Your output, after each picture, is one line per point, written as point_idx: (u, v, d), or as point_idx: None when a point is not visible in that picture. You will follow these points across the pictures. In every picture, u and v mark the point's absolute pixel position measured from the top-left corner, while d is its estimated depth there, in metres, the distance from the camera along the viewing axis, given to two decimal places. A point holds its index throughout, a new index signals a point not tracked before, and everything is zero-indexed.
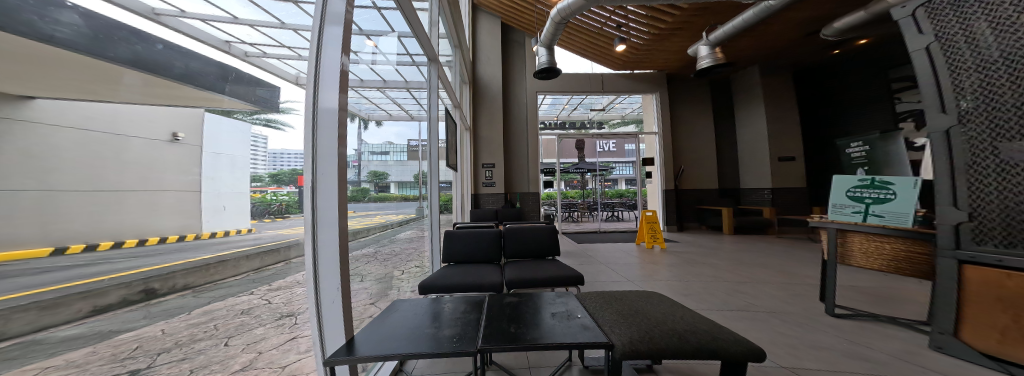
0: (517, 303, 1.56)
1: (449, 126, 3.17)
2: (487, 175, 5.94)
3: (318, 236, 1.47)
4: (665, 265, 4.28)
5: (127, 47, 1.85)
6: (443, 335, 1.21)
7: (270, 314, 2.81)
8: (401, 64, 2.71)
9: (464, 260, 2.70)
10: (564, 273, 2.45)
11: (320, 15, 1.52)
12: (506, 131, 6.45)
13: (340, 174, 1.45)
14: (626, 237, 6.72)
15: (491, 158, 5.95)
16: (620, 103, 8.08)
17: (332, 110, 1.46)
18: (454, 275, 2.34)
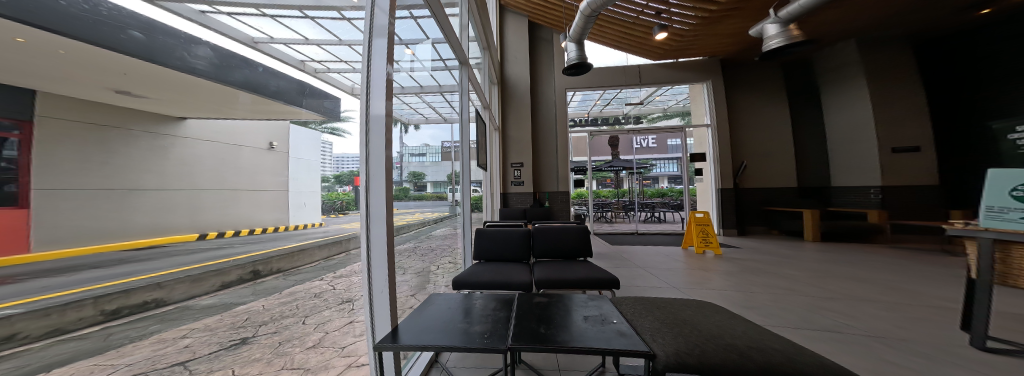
0: (545, 303, 1.55)
1: (478, 127, 3.27)
2: (516, 174, 5.94)
3: (371, 231, 1.62)
4: (719, 272, 3.87)
5: (241, 73, 3.30)
6: (474, 331, 1.25)
7: (334, 298, 3.19)
8: (435, 70, 2.79)
9: (495, 258, 2.75)
10: (597, 276, 2.35)
11: (369, 29, 1.67)
12: (536, 130, 6.38)
13: (387, 175, 1.60)
14: (671, 240, 6.23)
15: (521, 157, 5.95)
16: (660, 95, 7.50)
17: (380, 116, 1.60)
18: (483, 273, 2.41)
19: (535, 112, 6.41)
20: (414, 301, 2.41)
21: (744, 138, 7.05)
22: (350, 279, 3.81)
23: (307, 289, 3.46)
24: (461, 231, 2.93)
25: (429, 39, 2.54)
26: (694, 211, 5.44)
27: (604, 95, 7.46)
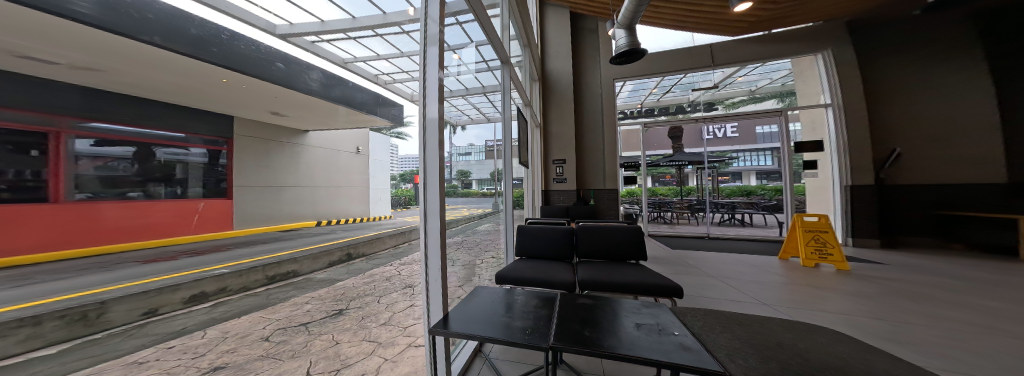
0: (591, 304, 1.47)
1: (520, 124, 3.31)
2: (559, 171, 5.77)
3: (427, 224, 1.78)
4: (827, 289, 3.15)
5: (340, 89, 5.94)
6: (516, 326, 1.26)
7: (399, 283, 3.58)
8: (479, 72, 2.85)
9: (539, 255, 2.75)
10: (652, 281, 2.15)
11: (423, 39, 1.82)
12: (582, 125, 6.07)
13: (441, 173, 1.73)
14: (758, 248, 5.21)
15: (562, 154, 5.76)
16: (745, 76, 6.38)
17: (434, 119, 1.75)
18: (526, 269, 2.41)
19: (581, 106, 6.11)
20: (463, 291, 2.56)
21: (892, 119, 5.13)
22: (413, 267, 4.23)
23: (379, 273, 3.97)
24: (504, 227, 3.00)
25: (473, 42, 2.59)
26: (801, 214, 4.46)
27: (662, 82, 6.76)
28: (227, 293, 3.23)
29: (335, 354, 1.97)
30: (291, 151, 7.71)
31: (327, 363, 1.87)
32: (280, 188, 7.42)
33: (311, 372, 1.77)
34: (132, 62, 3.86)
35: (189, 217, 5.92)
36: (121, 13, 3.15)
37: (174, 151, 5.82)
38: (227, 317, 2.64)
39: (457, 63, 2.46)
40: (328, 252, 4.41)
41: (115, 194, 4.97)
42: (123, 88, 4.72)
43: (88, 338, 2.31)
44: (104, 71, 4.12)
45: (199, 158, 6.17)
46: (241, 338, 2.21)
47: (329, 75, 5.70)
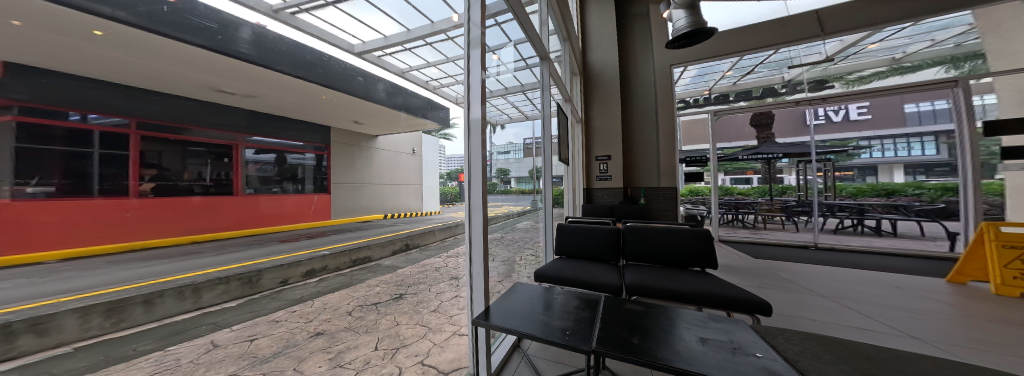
0: (639, 310, 1.36)
1: (560, 120, 3.24)
2: (602, 168, 5.51)
3: (471, 220, 1.84)
4: (970, 312, 2.43)
5: (403, 97, 6.58)
6: (556, 327, 1.24)
7: (446, 274, 3.79)
8: (518, 70, 2.81)
9: (579, 255, 2.65)
10: (713, 291, 1.87)
11: (466, 43, 1.89)
12: (629, 119, 5.69)
13: (484, 171, 1.79)
14: (868, 260, 4.18)
15: (605, 150, 5.50)
16: (878, 42, 4.85)
17: (477, 120, 1.82)
18: (566, 269, 2.31)
19: (628, 99, 5.71)
20: (504, 286, 2.61)
21: None
22: (460, 259, 4.46)
23: (430, 263, 4.27)
24: (543, 227, 3.00)
25: (513, 41, 2.57)
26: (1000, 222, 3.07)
27: (740, 63, 5.66)
28: (330, 271, 3.86)
29: (395, 334, 2.19)
30: (362, 153, 8.54)
31: (388, 342, 2.08)
32: (353, 187, 8.21)
33: (375, 348, 1.99)
34: (273, 88, 5.05)
35: (307, 208, 7.20)
36: (268, 49, 4.21)
37: (297, 156, 7.09)
38: (328, 290, 3.17)
39: (498, 64, 2.42)
40: (393, 241, 4.91)
41: (267, 190, 6.52)
42: (272, 111, 6.38)
43: (249, 297, 3.01)
44: (260, 98, 5.57)
45: (311, 161, 7.37)
46: (332, 311, 2.61)
47: (392, 85, 6.32)
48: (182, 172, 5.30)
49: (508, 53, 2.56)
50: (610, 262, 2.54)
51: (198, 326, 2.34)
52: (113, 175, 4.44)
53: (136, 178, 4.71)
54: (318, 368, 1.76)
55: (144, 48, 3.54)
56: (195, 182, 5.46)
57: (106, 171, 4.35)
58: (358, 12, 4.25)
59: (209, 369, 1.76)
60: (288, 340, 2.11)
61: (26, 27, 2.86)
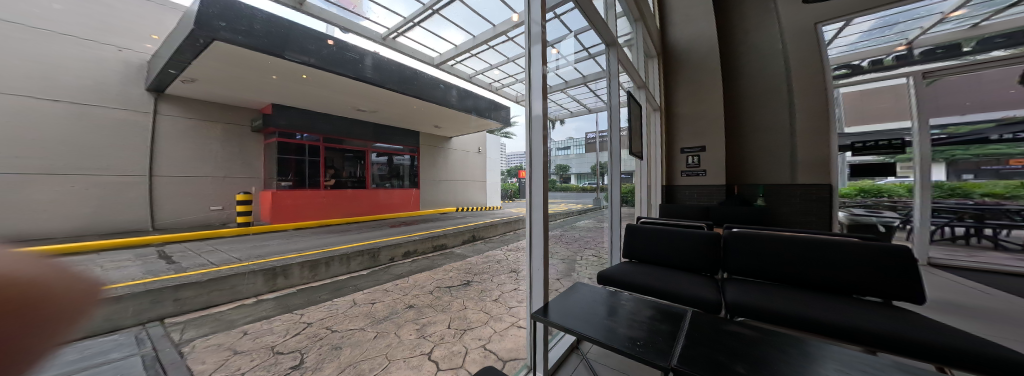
0: (749, 336, 1.11)
1: (631, 110, 2.81)
2: (690, 161, 4.23)
3: (532, 217, 1.82)
4: None
5: (477, 101, 6.73)
6: (629, 337, 1.12)
7: (506, 266, 3.87)
8: (578, 62, 2.58)
9: (660, 262, 2.14)
10: (872, 328, 1.35)
11: (528, 41, 1.86)
12: (733, 100, 4.32)
13: (545, 166, 1.78)
14: None
15: (694, 141, 4.21)
16: None
17: (539, 116, 1.79)
18: (638, 275, 1.92)
19: (734, 75, 4.31)
20: (564, 285, 2.53)
21: None
22: (520, 254, 4.50)
23: (493, 255, 4.45)
24: (608, 227, 2.57)
25: (572, 31, 2.32)
26: None
27: None
28: (421, 253, 4.36)
29: (463, 316, 2.35)
30: (440, 154, 9.11)
31: (458, 323, 2.25)
32: (432, 183, 8.82)
33: (448, 327, 2.18)
34: (383, 102, 5.88)
35: (410, 201, 8.09)
36: (386, 71, 4.99)
37: (400, 158, 7.98)
38: (418, 270, 3.61)
39: (556, 58, 2.23)
40: (463, 231, 5.25)
41: (385, 185, 7.57)
42: (392, 122, 7.44)
43: (376, 268, 3.68)
44: (380, 112, 6.58)
45: (408, 161, 8.18)
46: (418, 289, 2.95)
47: (463, 90, 6.38)
48: (342, 171, 6.77)
49: (567, 45, 2.35)
50: (705, 274, 1.99)
51: (348, 286, 3.05)
52: (313, 174, 6.29)
53: (324, 176, 6.45)
54: (409, 336, 2.04)
55: (331, 84, 4.87)
56: (349, 179, 6.86)
57: (311, 171, 6.28)
58: (437, 29, 4.88)
59: (348, 320, 2.27)
60: (392, 307, 2.51)
61: (280, 80, 4.62)
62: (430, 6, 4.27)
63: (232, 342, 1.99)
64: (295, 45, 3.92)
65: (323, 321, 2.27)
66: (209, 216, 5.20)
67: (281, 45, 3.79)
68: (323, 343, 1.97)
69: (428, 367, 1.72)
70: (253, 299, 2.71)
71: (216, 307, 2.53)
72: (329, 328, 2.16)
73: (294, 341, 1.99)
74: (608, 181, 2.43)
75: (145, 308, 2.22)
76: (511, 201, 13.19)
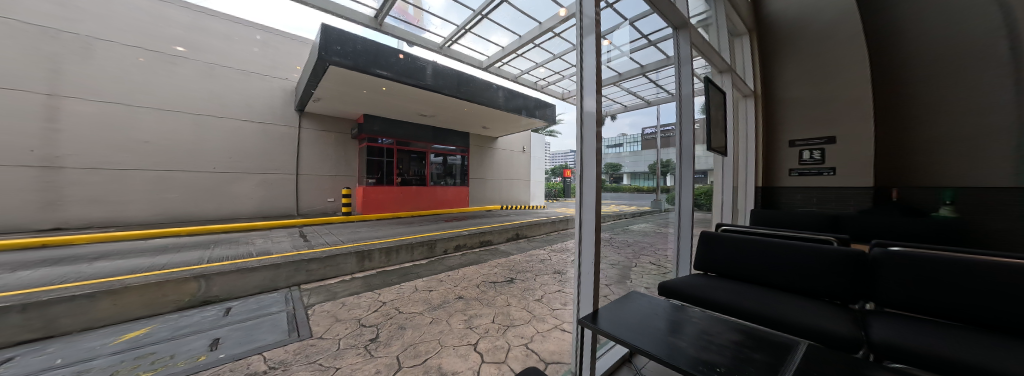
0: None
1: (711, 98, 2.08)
2: (809, 157, 3.13)
3: (582, 217, 1.72)
4: None
5: (524, 100, 6.72)
6: (701, 360, 0.80)
7: (549, 267, 3.76)
8: (635, 51, 2.22)
9: (762, 278, 1.48)
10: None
11: (578, 33, 1.75)
12: (881, 68, 2.78)
13: (597, 166, 1.64)
14: None
15: (816, 131, 3.08)
16: None
17: (592, 113, 1.67)
18: (714, 289, 1.39)
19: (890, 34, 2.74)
20: (615, 292, 2.29)
21: None
22: (564, 255, 4.36)
23: (536, 255, 4.39)
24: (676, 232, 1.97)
25: (628, 19, 2.01)
26: None
27: None
28: (469, 248, 4.52)
29: (506, 313, 2.36)
30: (486, 153, 9.34)
31: (501, 318, 2.26)
32: (478, 181, 9.12)
33: (492, 321, 2.21)
34: (436, 106, 6.23)
35: (462, 199, 8.41)
36: (444, 77, 5.30)
37: (454, 159, 8.38)
38: (467, 263, 3.75)
39: (608, 50, 1.86)
40: (508, 229, 5.32)
41: (441, 183, 8.02)
42: (447, 125, 7.82)
43: (433, 258, 3.95)
44: (436, 116, 6.98)
45: (459, 161, 8.51)
46: (467, 282, 3.07)
47: (510, 90, 6.36)
48: (409, 170, 7.39)
49: (623, 34, 1.98)
50: (848, 306, 1.24)
51: (411, 273, 3.31)
52: (389, 173, 7.01)
53: (397, 174, 7.16)
54: (457, 325, 2.12)
55: (402, 94, 5.46)
56: (413, 177, 7.43)
57: (388, 170, 7.01)
58: (487, 33, 5.01)
59: (410, 304, 2.47)
60: (444, 296, 2.65)
61: (363, 92, 5.33)
62: (479, 11, 4.38)
63: (335, 310, 2.33)
64: (379, 61, 4.50)
65: (393, 301, 2.52)
66: (326, 206, 6.63)
67: (367, 63, 4.37)
68: (392, 322, 2.16)
69: (474, 357, 1.73)
70: (350, 276, 3.17)
71: (329, 280, 3.05)
72: (397, 309, 2.38)
73: (374, 317, 2.22)
74: (673, 181, 1.97)
75: (292, 274, 2.84)
76: (554, 201, 13.00)
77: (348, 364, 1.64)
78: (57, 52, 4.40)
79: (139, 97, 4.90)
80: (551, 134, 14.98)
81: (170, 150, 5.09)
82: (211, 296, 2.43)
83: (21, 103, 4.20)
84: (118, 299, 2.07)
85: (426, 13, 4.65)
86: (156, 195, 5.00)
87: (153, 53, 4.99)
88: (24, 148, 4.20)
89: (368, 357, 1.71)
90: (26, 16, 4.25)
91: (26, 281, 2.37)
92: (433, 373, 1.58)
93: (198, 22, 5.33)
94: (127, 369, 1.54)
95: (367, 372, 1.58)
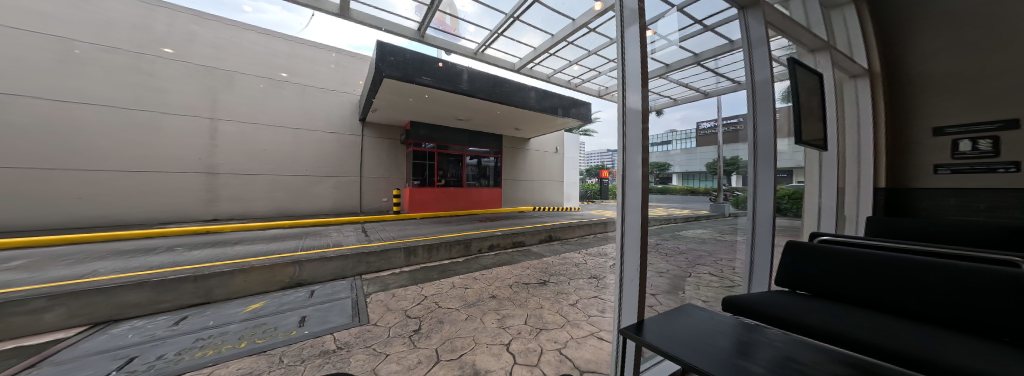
0: None
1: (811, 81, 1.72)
2: (971, 147, 2.02)
3: (626, 220, 1.54)
4: None
5: (558, 100, 6.58)
6: None
7: (585, 272, 3.59)
8: (686, 38, 1.97)
9: (868, 298, 0.99)
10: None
11: (620, 22, 1.58)
12: None
13: (644, 166, 1.43)
14: None
15: (975, 114, 2.01)
16: None
17: (636, 110, 1.47)
18: (796, 309, 1.03)
19: None
20: (664, 303, 2.11)
21: None
22: (600, 260, 4.15)
23: (570, 258, 4.23)
24: (746, 243, 1.61)
25: (676, 5, 1.81)
26: None
27: None
28: (501, 248, 4.52)
29: (539, 315, 2.30)
30: (520, 155, 9.36)
31: (534, 320, 2.21)
32: (511, 182, 9.18)
33: (525, 323, 2.16)
34: (472, 110, 6.35)
35: (496, 200, 8.47)
36: (481, 81, 5.41)
37: (489, 160, 8.48)
38: (500, 263, 3.75)
39: (653, 41, 1.63)
40: (540, 230, 5.23)
41: (477, 184, 8.17)
42: (482, 128, 7.97)
43: (469, 257, 4.02)
44: (471, 119, 7.14)
45: (493, 162, 8.58)
46: (500, 281, 3.06)
47: (541, 91, 6.25)
48: (448, 172, 7.67)
49: (670, 22, 1.77)
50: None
51: (449, 270, 3.39)
52: (431, 175, 7.37)
53: (438, 176, 7.48)
54: (491, 324, 2.11)
55: (442, 100, 5.70)
56: (451, 179, 7.69)
57: (429, 172, 7.36)
58: (518, 35, 5.01)
59: (448, 300, 2.53)
60: (478, 295, 2.67)
61: (409, 100, 5.66)
62: (511, 14, 4.38)
63: (386, 300, 2.48)
64: (423, 71, 4.75)
65: (433, 296, 2.61)
66: (382, 206, 7.16)
67: (413, 72, 4.66)
68: (432, 315, 2.22)
69: (507, 357, 1.70)
70: (399, 270, 3.35)
71: (382, 272, 3.26)
72: (436, 303, 2.45)
73: (418, 309, 2.32)
74: (745, 182, 1.62)
75: (355, 265, 3.12)
76: (590, 202, 12.54)
77: (395, 352, 1.72)
78: (215, 86, 5.49)
79: (260, 116, 5.86)
80: (587, 133, 14.49)
81: (266, 158, 5.90)
82: (302, 279, 2.83)
83: (192, 127, 5.34)
84: (246, 276, 2.57)
85: (461, 21, 4.78)
86: (268, 193, 5.91)
87: (267, 79, 5.93)
88: (195, 157, 5.34)
89: (412, 347, 1.78)
90: (198, 60, 5.39)
91: (198, 257, 3.04)
92: (468, 370, 1.57)
93: (295, 50, 6.22)
94: (249, 335, 1.89)
95: (410, 362, 1.63)
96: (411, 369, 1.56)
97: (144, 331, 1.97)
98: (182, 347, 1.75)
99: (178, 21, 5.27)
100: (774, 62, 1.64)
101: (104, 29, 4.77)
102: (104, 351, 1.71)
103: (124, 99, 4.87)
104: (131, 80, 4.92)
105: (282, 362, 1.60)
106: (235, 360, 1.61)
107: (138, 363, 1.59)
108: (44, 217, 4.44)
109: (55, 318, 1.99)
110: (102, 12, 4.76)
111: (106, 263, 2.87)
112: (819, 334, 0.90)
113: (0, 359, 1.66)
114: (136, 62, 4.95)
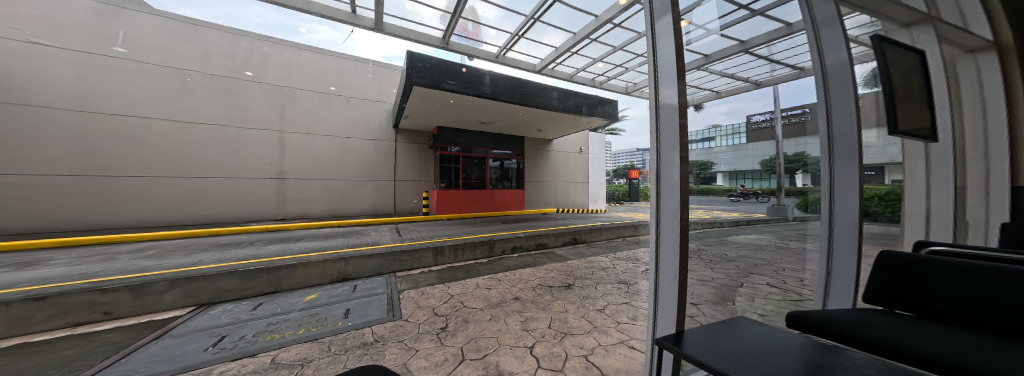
0: None
1: (904, 61, 1.46)
2: None
3: (661, 222, 1.42)
4: None
5: (583, 99, 6.41)
6: None
7: (614, 277, 3.42)
8: (727, 25, 1.79)
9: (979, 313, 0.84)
10: None
11: (649, 15, 1.47)
12: None
13: (682, 165, 1.30)
14: None
15: None
16: None
17: (672, 105, 1.35)
18: (877, 329, 0.89)
19: None
20: (707, 313, 1.94)
21: None
22: (631, 264, 3.94)
23: (597, 262, 4.08)
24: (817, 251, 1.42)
25: None
26: None
27: None
28: (525, 250, 4.48)
29: (564, 319, 2.23)
30: (544, 156, 9.28)
31: (558, 324, 2.14)
32: (535, 184, 9.11)
33: (549, 326, 2.10)
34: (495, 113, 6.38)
35: (518, 201, 8.41)
36: (505, 84, 5.44)
37: (511, 163, 8.41)
38: (523, 265, 3.71)
39: (688, 31, 1.50)
40: (565, 232, 5.12)
41: (500, 186, 8.19)
42: (506, 130, 7.99)
43: (493, 258, 4.02)
44: (494, 123, 7.21)
45: (514, 165, 8.48)
46: (523, 283, 3.03)
47: (564, 90, 6.14)
48: (472, 174, 7.77)
49: (708, 10, 1.62)
50: None
51: (474, 270, 3.40)
52: (457, 178, 7.52)
53: (463, 178, 7.60)
54: (514, 325, 2.08)
55: (467, 104, 5.81)
56: (475, 181, 7.78)
57: (455, 175, 7.50)
58: (539, 36, 4.97)
59: (472, 300, 2.53)
60: (501, 296, 2.64)
61: (438, 106, 5.84)
62: (532, 15, 4.33)
63: (417, 297, 2.53)
64: (449, 76, 4.87)
65: (459, 296, 2.62)
66: (414, 207, 7.42)
67: (439, 78, 4.79)
68: (458, 314, 2.23)
69: (530, 360, 1.66)
70: (428, 269, 3.44)
71: (413, 271, 3.36)
72: (462, 302, 2.46)
73: (445, 308, 2.35)
74: (818, 179, 1.43)
75: (389, 263, 3.24)
76: (617, 204, 12.02)
77: (424, 348, 1.74)
78: (282, 102, 6.09)
79: (317, 128, 6.37)
80: (613, 132, 14.00)
81: (318, 163, 6.36)
82: (347, 274, 3.00)
83: (266, 139, 5.93)
84: (306, 269, 2.78)
85: (483, 27, 4.81)
86: (322, 195, 6.37)
87: (320, 93, 6.43)
88: (266, 164, 5.93)
89: (439, 344, 1.80)
90: (272, 80, 6.01)
91: (273, 251, 3.37)
92: (492, 370, 1.55)
93: (342, 65, 6.68)
94: (306, 323, 2.03)
95: (437, 359, 1.64)
96: (437, 366, 1.57)
97: (232, 313, 2.22)
98: (258, 329, 1.93)
99: (255, 45, 5.91)
100: (850, 42, 1.42)
101: (206, 59, 5.51)
102: (203, 329, 1.94)
103: (216, 116, 5.55)
104: (225, 101, 5.63)
105: (330, 350, 1.69)
106: (295, 345, 1.73)
107: (226, 341, 1.77)
108: (153, 217, 5.13)
109: (173, 298, 2.32)
110: (204, 44, 5.50)
111: (210, 254, 3.28)
112: (930, 362, 0.74)
113: (139, 330, 1.96)
114: (226, 85, 5.65)
